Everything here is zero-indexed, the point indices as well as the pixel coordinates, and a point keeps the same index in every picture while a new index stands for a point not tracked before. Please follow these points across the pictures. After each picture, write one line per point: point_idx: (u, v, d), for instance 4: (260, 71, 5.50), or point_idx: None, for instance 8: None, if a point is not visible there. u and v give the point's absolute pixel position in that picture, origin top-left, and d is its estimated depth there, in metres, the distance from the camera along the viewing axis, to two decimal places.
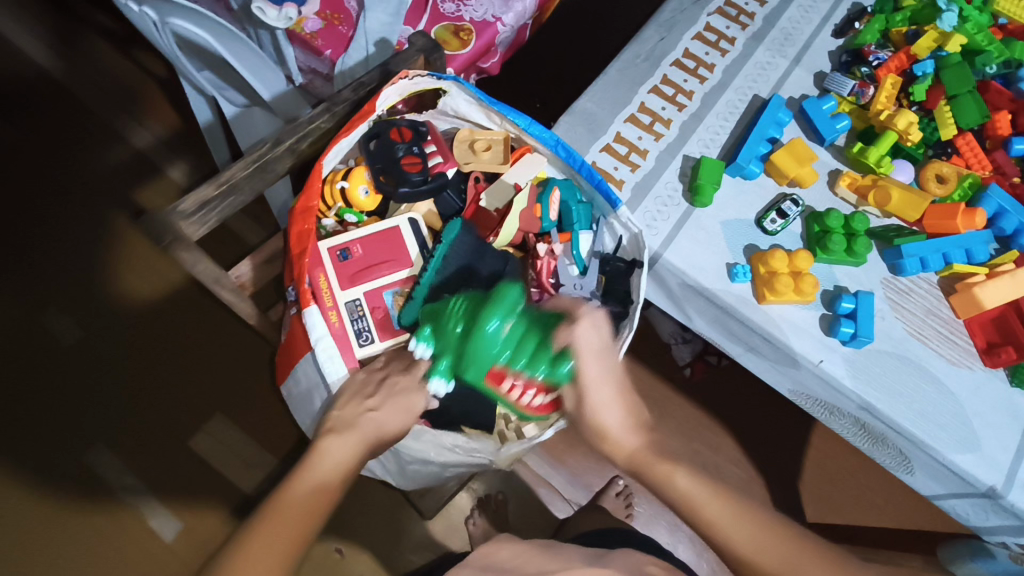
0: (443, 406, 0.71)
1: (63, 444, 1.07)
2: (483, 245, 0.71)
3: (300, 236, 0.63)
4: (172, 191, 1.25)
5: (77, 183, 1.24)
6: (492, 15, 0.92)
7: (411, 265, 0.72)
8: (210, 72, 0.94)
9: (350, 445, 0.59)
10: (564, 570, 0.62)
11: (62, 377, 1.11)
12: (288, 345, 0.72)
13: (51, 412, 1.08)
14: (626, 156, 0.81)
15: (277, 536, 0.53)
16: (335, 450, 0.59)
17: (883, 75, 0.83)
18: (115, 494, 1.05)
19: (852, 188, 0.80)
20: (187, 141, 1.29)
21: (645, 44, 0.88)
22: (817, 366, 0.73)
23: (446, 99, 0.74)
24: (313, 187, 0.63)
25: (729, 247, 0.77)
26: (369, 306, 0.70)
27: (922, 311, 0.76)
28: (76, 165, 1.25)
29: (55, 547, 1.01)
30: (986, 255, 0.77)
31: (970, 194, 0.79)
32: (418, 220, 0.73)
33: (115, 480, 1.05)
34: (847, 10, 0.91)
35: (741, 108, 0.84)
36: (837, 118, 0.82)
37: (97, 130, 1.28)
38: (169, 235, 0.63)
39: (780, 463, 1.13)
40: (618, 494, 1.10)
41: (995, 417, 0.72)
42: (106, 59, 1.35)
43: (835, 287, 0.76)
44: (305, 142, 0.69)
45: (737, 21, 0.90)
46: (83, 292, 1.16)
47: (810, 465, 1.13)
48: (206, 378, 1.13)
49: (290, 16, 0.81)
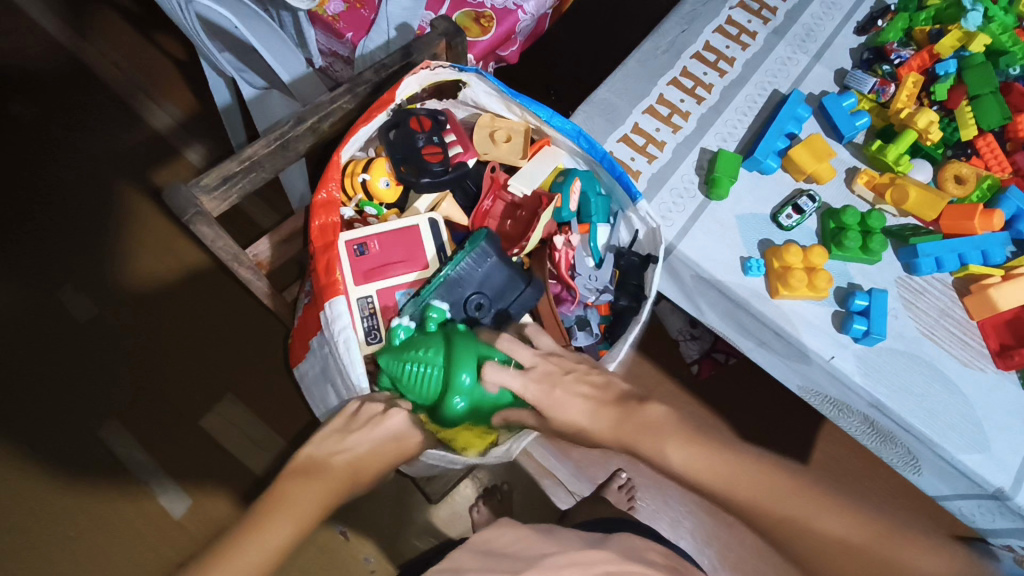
0: None
1: (77, 419, 1.08)
2: (509, 263, 0.67)
3: (324, 230, 0.64)
4: (189, 173, 1.26)
5: (96, 162, 1.25)
6: (514, 2, 0.91)
7: (425, 266, 0.71)
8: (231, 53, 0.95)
9: (314, 491, 0.51)
10: (568, 550, 0.62)
11: (78, 353, 1.12)
12: (301, 328, 0.73)
13: (66, 387, 1.10)
14: (643, 147, 0.81)
15: None
16: (296, 494, 0.51)
17: (905, 74, 0.82)
18: (126, 469, 1.06)
19: (869, 185, 0.79)
20: (205, 124, 1.30)
21: (666, 36, 0.88)
22: (828, 362, 0.73)
23: (467, 91, 0.75)
24: (330, 177, 0.64)
25: (744, 241, 0.77)
26: (381, 305, 0.69)
27: (935, 311, 0.76)
28: (95, 144, 1.26)
29: (67, 519, 1.02)
30: (1002, 256, 0.77)
31: (988, 195, 0.79)
32: (438, 221, 0.72)
33: (128, 455, 1.07)
34: (870, 8, 0.91)
35: (760, 102, 0.84)
36: (856, 116, 0.82)
37: (117, 110, 1.30)
38: (192, 208, 0.64)
39: (786, 463, 1.13)
40: (621, 488, 1.09)
41: (1005, 420, 0.72)
42: (127, 41, 1.36)
43: (848, 285, 0.76)
44: (327, 121, 0.70)
45: (759, 15, 0.90)
46: (100, 271, 1.17)
47: (815, 465, 1.13)
48: (218, 359, 1.14)
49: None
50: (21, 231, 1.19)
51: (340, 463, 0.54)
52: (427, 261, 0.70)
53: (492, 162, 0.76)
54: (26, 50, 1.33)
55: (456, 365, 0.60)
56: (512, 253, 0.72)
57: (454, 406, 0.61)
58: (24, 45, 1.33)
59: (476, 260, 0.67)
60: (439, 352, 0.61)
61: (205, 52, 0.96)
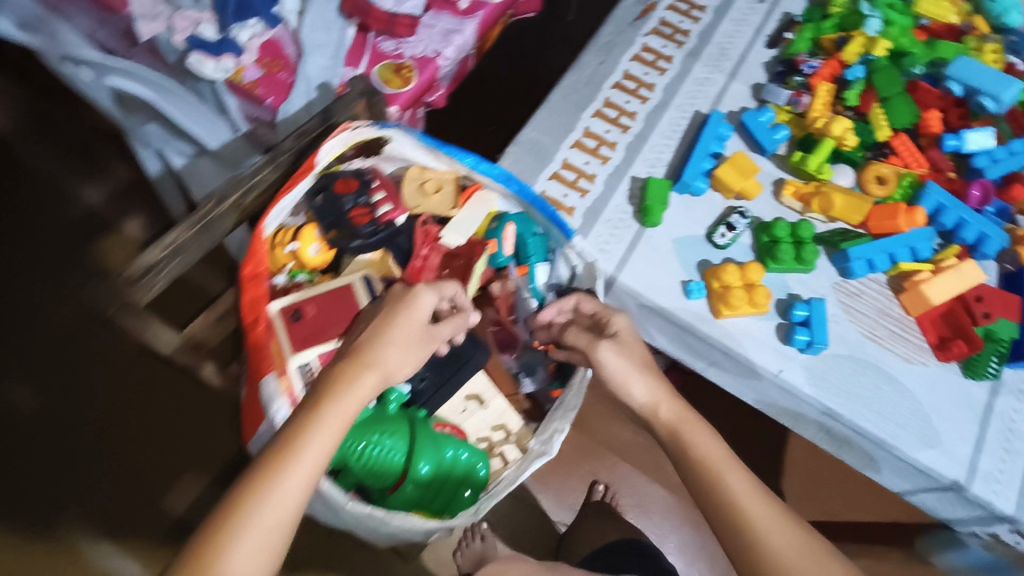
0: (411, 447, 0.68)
1: (29, 519, 1.03)
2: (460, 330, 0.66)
3: (253, 304, 0.62)
4: (127, 247, 1.22)
5: (28, 246, 1.21)
6: (432, 50, 0.93)
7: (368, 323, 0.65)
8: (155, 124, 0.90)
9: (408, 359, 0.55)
10: None
11: (24, 448, 1.07)
12: (250, 416, 0.66)
13: (14, 485, 1.05)
14: (574, 182, 0.81)
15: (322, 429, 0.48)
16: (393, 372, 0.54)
17: (818, 83, 0.85)
18: (88, 564, 1.01)
19: (796, 196, 0.81)
20: (138, 194, 1.27)
21: (586, 70, 0.89)
22: (778, 376, 0.74)
23: (392, 146, 0.72)
24: (258, 252, 0.62)
25: (682, 265, 0.78)
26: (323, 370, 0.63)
27: (874, 312, 0.78)
28: (25, 228, 1.22)
29: None
30: (929, 250, 0.79)
31: (910, 192, 0.81)
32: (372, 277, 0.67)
33: (87, 550, 1.02)
34: (777, 22, 0.94)
35: (683, 125, 0.86)
36: (775, 129, 0.84)
37: (45, 190, 1.26)
38: (116, 303, 0.63)
39: (761, 466, 1.14)
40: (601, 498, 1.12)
41: (953, 411, 0.73)
42: (48, 118, 1.32)
43: (788, 296, 0.77)
44: (251, 194, 0.69)
45: (673, 40, 0.92)
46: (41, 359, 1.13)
47: (789, 465, 1.14)
48: (176, 435, 1.10)
49: (228, 67, 0.82)
50: None
51: (368, 372, 0.51)
52: (367, 317, 0.64)
53: (424, 216, 0.74)
54: None
55: (416, 454, 0.60)
56: None
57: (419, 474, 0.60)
58: None
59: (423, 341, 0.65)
60: (404, 435, 0.61)
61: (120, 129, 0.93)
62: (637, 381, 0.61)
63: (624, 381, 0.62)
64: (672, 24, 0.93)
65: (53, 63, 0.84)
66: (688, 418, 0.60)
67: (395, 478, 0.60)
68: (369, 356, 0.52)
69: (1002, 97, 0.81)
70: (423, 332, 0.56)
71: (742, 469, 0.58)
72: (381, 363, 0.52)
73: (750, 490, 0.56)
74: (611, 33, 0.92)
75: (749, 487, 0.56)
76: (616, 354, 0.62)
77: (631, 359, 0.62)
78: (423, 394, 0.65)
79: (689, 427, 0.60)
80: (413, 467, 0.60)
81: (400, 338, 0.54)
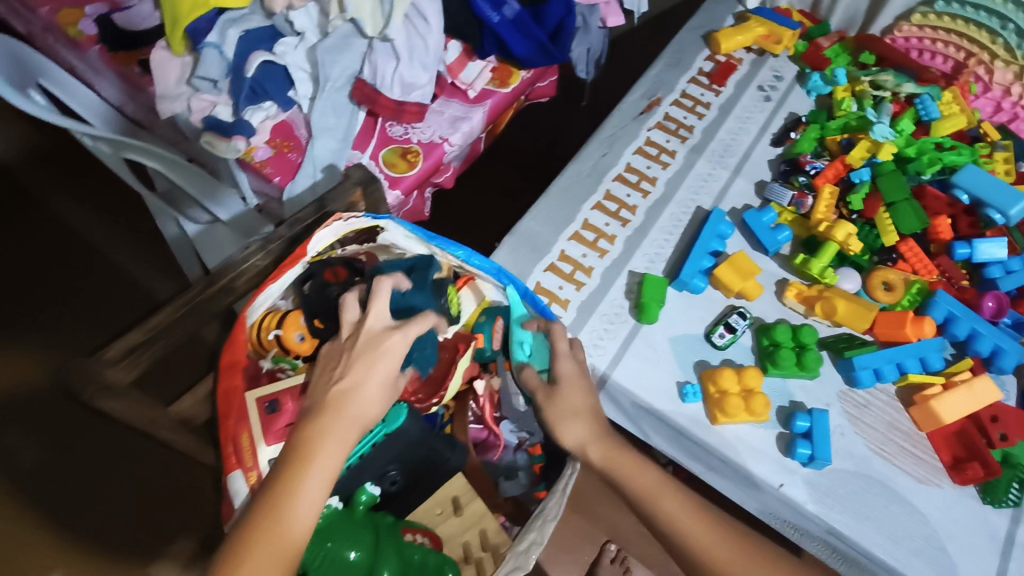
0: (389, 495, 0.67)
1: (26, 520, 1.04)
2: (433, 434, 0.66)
3: (226, 394, 0.62)
4: (142, 300, 1.24)
5: (53, 275, 1.25)
6: (438, 136, 0.95)
7: None
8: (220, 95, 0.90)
9: (381, 372, 0.55)
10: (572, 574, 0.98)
11: (75, 454, 1.09)
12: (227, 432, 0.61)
13: (57, 481, 1.07)
14: (571, 274, 0.81)
15: (296, 483, 0.49)
16: (359, 409, 0.54)
17: (835, 228, 0.78)
18: (69, 549, 1.03)
19: (799, 298, 0.79)
20: (151, 249, 1.28)
21: (586, 163, 0.90)
22: (779, 490, 0.69)
23: (384, 235, 0.71)
24: (239, 341, 0.63)
25: (680, 365, 0.76)
26: None
27: (883, 425, 0.73)
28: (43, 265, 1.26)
29: None
30: (941, 362, 0.75)
31: (918, 300, 0.79)
32: None
33: (52, 555, 1.02)
34: (784, 120, 0.95)
35: (685, 220, 0.85)
36: (777, 229, 0.82)
37: (60, 234, 1.30)
38: (91, 386, 0.59)
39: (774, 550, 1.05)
40: (613, 561, 0.98)
41: (971, 539, 0.68)
42: (83, 180, 1.36)
43: (790, 404, 0.74)
44: (240, 279, 0.67)
45: (677, 134, 0.93)
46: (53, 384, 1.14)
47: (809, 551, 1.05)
48: (163, 488, 1.08)
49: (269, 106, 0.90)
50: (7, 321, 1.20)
51: (339, 425, 0.52)
52: None
53: None
54: None
55: (377, 560, 0.57)
56: (431, 404, 0.68)
57: (347, 557, 0.56)
58: None
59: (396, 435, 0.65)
60: (366, 543, 0.57)
61: (119, 140, 0.84)
62: (571, 422, 0.62)
63: (553, 425, 0.62)
64: (677, 119, 0.94)
65: (184, 91, 0.91)
66: (616, 450, 0.60)
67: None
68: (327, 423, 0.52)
69: (1010, 211, 0.79)
70: (385, 334, 0.57)
71: (677, 493, 0.59)
72: (353, 415, 0.53)
73: (679, 507, 0.58)
74: (616, 125, 0.94)
75: (686, 509, 0.58)
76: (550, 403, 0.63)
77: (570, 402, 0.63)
78: (394, 497, 0.68)
79: (615, 463, 0.60)
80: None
81: (380, 375, 0.55)
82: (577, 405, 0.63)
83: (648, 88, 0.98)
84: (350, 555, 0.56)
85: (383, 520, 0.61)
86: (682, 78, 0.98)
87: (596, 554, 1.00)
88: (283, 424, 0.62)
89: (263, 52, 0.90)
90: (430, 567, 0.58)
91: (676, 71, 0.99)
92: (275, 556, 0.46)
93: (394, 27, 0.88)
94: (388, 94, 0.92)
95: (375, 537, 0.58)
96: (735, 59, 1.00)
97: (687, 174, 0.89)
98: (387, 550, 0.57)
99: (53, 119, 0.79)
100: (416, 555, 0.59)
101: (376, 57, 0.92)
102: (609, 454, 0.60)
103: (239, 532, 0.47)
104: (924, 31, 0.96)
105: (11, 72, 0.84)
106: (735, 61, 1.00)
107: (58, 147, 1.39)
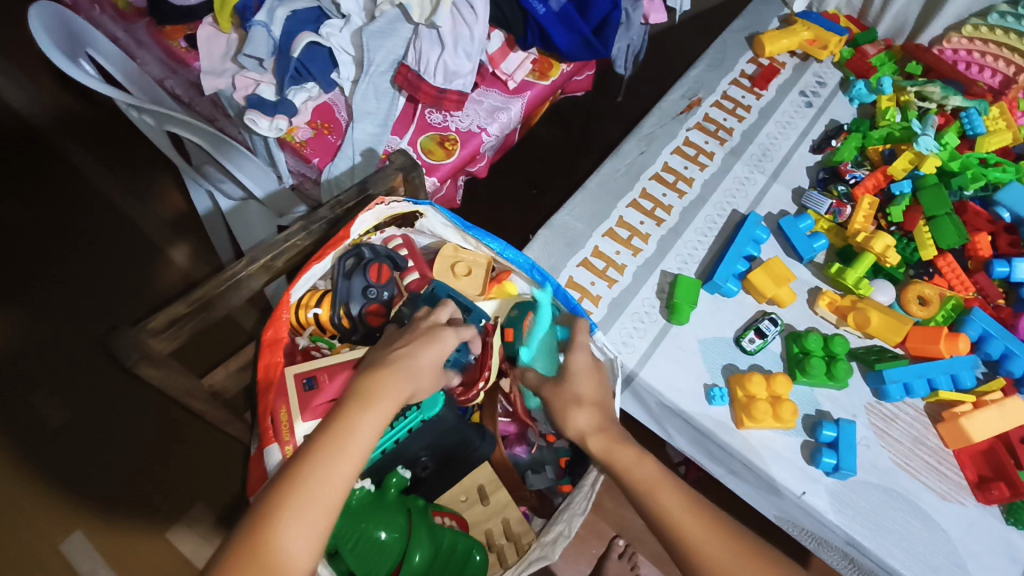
0: (417, 479, 0.68)
1: (54, 481, 1.07)
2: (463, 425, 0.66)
3: (266, 368, 0.63)
4: (172, 273, 1.26)
5: (87, 243, 1.28)
6: (477, 126, 0.95)
7: None
8: (265, 76, 0.92)
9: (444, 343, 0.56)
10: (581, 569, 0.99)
11: (103, 419, 1.12)
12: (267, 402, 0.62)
13: (85, 444, 1.10)
14: (603, 271, 0.81)
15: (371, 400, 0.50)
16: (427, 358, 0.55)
17: (872, 241, 0.78)
18: (93, 511, 1.05)
19: (831, 308, 0.79)
20: (184, 224, 1.31)
21: (623, 159, 0.90)
22: (800, 498, 0.69)
23: (423, 222, 0.74)
24: (281, 319, 0.64)
25: (708, 367, 0.76)
26: None
27: (909, 440, 0.73)
28: (79, 234, 1.29)
29: (28, 553, 1.02)
30: (972, 380, 0.75)
31: (953, 316, 0.78)
32: None
33: (77, 516, 1.05)
34: (824, 127, 0.94)
35: (719, 223, 0.85)
36: (814, 237, 0.82)
37: (97, 204, 1.32)
38: (135, 354, 0.60)
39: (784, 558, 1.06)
40: (621, 555, 1.00)
41: (992, 559, 0.68)
42: (121, 152, 1.38)
43: (817, 412, 0.74)
44: (281, 258, 0.67)
45: (716, 136, 0.92)
46: (84, 351, 1.17)
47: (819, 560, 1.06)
48: (188, 458, 1.10)
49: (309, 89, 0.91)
50: (42, 286, 1.23)
51: (416, 361, 0.54)
52: None
53: None
54: (20, 161, 1.36)
55: (410, 542, 0.58)
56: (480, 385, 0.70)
57: (377, 536, 0.57)
58: (22, 145, 1.38)
59: (431, 423, 0.65)
60: (399, 523, 0.59)
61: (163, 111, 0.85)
62: (581, 410, 0.61)
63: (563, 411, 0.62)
64: (716, 120, 0.94)
65: (231, 72, 0.94)
66: (615, 445, 0.59)
67: (391, 564, 0.58)
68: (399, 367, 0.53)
69: None
70: (439, 330, 0.57)
71: (678, 493, 0.56)
72: (411, 369, 0.53)
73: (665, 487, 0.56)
74: (654, 123, 0.94)
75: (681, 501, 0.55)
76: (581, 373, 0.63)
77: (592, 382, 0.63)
78: (423, 482, 0.68)
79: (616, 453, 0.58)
80: (407, 557, 0.58)
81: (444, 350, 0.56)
82: (587, 397, 0.62)
83: (688, 88, 0.97)
84: (380, 534, 0.57)
85: (416, 501, 0.63)
86: (723, 80, 0.98)
87: (604, 548, 1.02)
88: (314, 402, 0.64)
89: (309, 35, 0.92)
90: (459, 549, 0.61)
91: (717, 72, 0.99)
92: (342, 455, 0.47)
93: (441, 13, 0.89)
94: (430, 80, 0.92)
95: (407, 519, 0.60)
96: (778, 63, 0.99)
97: (723, 177, 0.89)
98: (420, 530, 0.59)
99: (99, 88, 0.80)
100: (446, 538, 0.61)
101: (422, 44, 0.93)
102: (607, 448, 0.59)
103: (319, 431, 0.49)
104: (973, 43, 0.94)
105: (62, 40, 0.85)
106: (778, 65, 0.99)
107: (99, 119, 1.42)
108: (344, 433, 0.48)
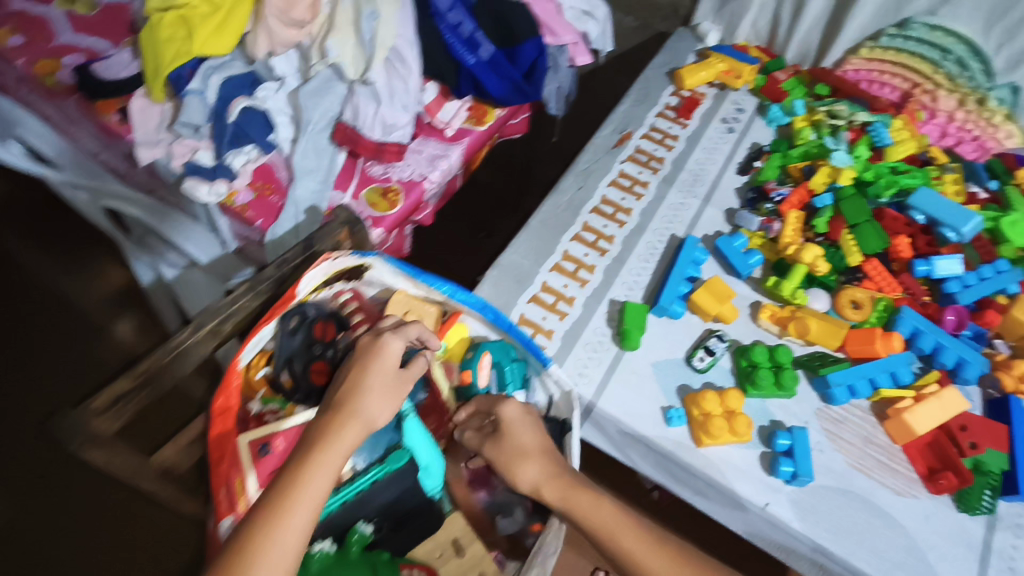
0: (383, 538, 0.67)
1: None
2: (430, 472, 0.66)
3: (220, 440, 0.62)
4: (116, 351, 1.22)
5: (21, 329, 1.23)
6: (418, 174, 0.97)
7: None
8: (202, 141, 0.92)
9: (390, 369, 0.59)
10: None
11: (46, 515, 1.06)
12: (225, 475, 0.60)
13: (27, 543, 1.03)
14: (553, 305, 0.83)
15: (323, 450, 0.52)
16: (372, 402, 0.56)
17: (806, 249, 0.82)
18: None
19: (773, 319, 0.82)
20: (126, 299, 1.27)
21: (563, 195, 0.93)
22: (764, 510, 0.71)
23: (371, 275, 0.74)
24: (232, 386, 0.63)
25: (663, 390, 0.78)
26: None
27: (859, 440, 0.76)
28: (12, 320, 1.24)
29: None
30: (910, 376, 0.79)
31: (885, 316, 0.82)
32: None
33: None
34: (747, 150, 0.99)
35: (660, 249, 0.88)
36: (749, 254, 0.86)
37: (31, 288, 1.28)
38: (77, 437, 0.58)
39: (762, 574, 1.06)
40: None
41: (950, 548, 0.70)
42: (55, 232, 1.34)
43: (771, 423, 0.76)
44: (229, 322, 0.66)
45: (648, 166, 0.97)
46: (23, 443, 1.11)
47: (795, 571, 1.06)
48: (141, 545, 1.05)
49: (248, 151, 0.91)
50: None
51: (364, 405, 0.56)
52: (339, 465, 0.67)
53: None
54: None
55: None
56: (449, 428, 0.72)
57: None
58: None
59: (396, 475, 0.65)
60: None
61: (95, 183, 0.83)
62: (526, 462, 0.62)
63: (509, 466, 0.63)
64: (648, 152, 0.98)
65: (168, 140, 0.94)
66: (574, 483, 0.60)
67: None
68: (348, 410, 0.55)
69: (963, 230, 0.84)
70: (385, 343, 0.59)
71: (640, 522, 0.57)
72: (357, 413, 0.55)
73: None
74: (588, 159, 0.98)
75: (647, 545, 0.56)
76: (515, 422, 0.65)
77: (528, 429, 0.65)
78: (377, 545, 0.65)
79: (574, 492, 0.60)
80: None
81: (387, 370, 0.58)
82: (527, 447, 0.63)
83: (617, 123, 1.02)
84: None
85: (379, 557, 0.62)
86: (649, 113, 1.03)
87: None
88: (271, 466, 0.64)
89: (241, 95, 0.93)
90: None
91: (643, 106, 1.04)
92: (294, 508, 0.49)
93: (375, 70, 0.91)
94: (369, 134, 0.94)
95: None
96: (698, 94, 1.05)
97: (658, 204, 0.93)
98: None
99: None
100: None
101: (357, 100, 0.94)
102: (566, 492, 0.60)
103: (270, 489, 0.50)
104: (872, 62, 1.02)
105: None
106: (699, 95, 1.05)
107: (29, 201, 1.38)
108: (294, 488, 0.50)
